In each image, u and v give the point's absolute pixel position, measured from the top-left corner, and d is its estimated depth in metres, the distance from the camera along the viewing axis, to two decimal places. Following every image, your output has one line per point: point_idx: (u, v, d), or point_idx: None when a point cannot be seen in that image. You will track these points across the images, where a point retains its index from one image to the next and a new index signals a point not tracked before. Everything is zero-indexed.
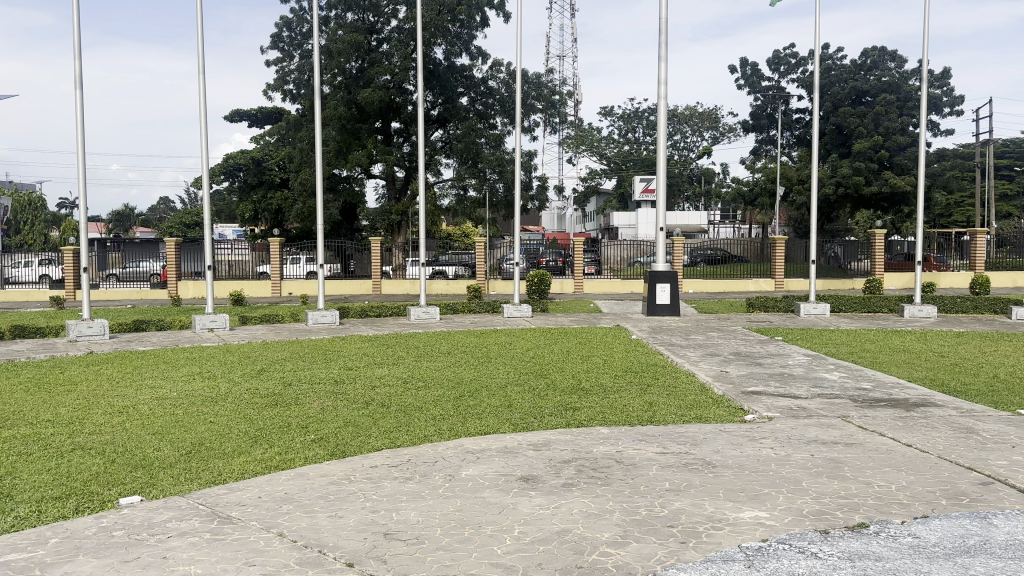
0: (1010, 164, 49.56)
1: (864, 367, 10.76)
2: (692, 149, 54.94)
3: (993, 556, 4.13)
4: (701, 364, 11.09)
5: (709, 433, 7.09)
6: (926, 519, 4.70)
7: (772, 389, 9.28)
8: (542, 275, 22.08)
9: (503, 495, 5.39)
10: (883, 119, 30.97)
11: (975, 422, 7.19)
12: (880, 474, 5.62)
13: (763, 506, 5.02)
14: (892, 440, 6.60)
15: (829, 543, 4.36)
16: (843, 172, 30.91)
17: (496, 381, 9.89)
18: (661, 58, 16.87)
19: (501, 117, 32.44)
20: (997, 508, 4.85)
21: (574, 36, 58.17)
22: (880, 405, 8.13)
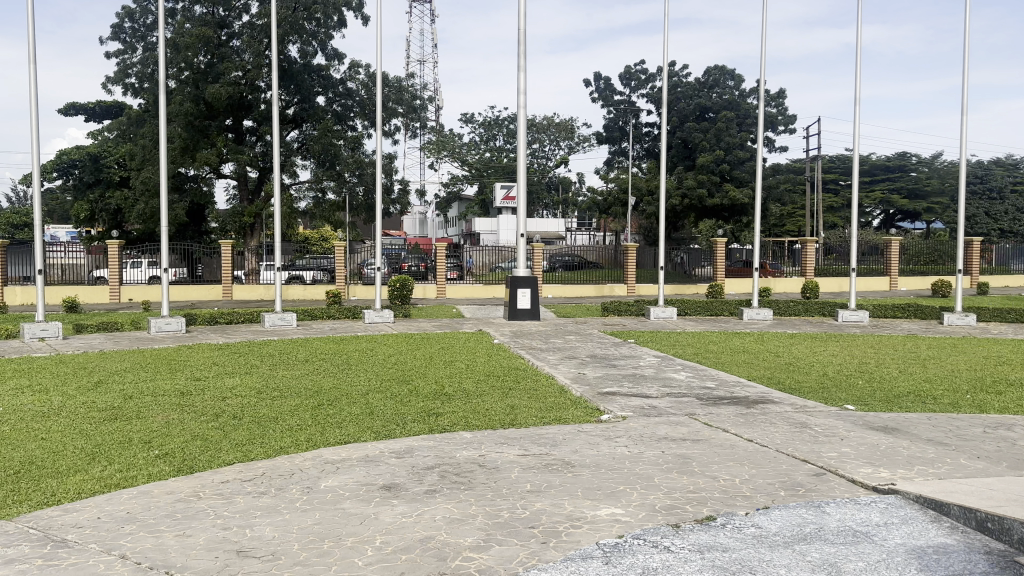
0: (835, 179, 54.22)
1: (709, 367, 11.45)
2: (550, 158, 56.44)
3: (827, 542, 4.48)
4: (560, 367, 11.39)
5: (567, 433, 7.28)
6: (767, 510, 5.03)
7: (626, 389, 9.67)
8: (404, 280, 21.85)
9: (364, 506, 5.27)
10: (724, 135, 33.10)
11: (807, 417, 7.80)
12: (725, 468, 5.98)
13: (619, 503, 5.20)
14: (735, 436, 7.04)
15: (681, 536, 4.59)
16: (688, 185, 32.75)
17: (357, 389, 9.65)
18: (520, 67, 17.18)
19: (361, 120, 31.80)
20: (829, 497, 5.27)
21: (434, 41, 58.08)
22: (724, 402, 8.68)
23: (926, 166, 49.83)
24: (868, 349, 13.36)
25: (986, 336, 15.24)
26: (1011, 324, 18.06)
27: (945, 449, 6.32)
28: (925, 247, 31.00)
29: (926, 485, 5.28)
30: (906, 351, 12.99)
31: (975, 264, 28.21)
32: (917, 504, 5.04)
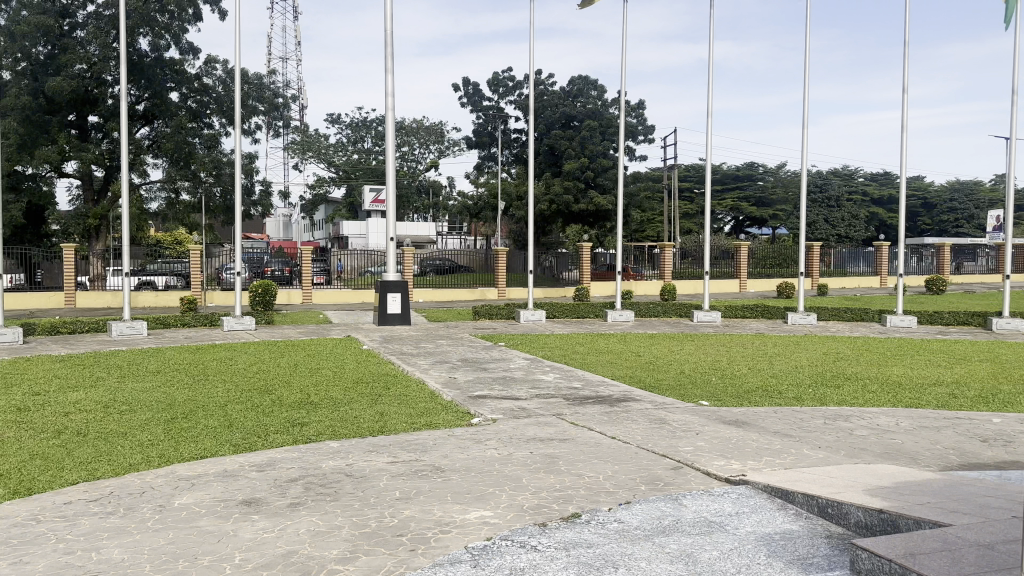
0: (692, 187, 57.12)
1: (575, 368, 11.75)
2: (419, 161, 56.14)
3: (684, 533, 4.69)
4: (430, 371, 11.32)
5: (437, 438, 7.24)
6: (629, 505, 5.21)
7: (496, 392, 9.74)
8: (266, 285, 21.03)
9: (223, 522, 5.02)
10: (588, 143, 34.20)
11: (667, 414, 8.15)
12: (590, 466, 6.14)
13: (488, 506, 5.22)
14: (599, 434, 7.24)
15: (547, 535, 4.66)
16: (555, 191, 33.54)
17: (216, 400, 9.18)
18: (387, 69, 16.98)
19: (219, 118, 30.35)
20: (685, 489, 5.52)
21: (299, 38, 56.43)
22: (589, 402, 8.92)
23: (772, 176, 53.31)
24: (722, 347, 14.15)
25: (825, 333, 16.47)
26: (846, 323, 19.62)
27: (789, 440, 6.76)
28: (771, 251, 33.16)
29: (773, 475, 5.62)
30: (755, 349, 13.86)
31: (815, 267, 30.50)
32: (765, 493, 5.36)
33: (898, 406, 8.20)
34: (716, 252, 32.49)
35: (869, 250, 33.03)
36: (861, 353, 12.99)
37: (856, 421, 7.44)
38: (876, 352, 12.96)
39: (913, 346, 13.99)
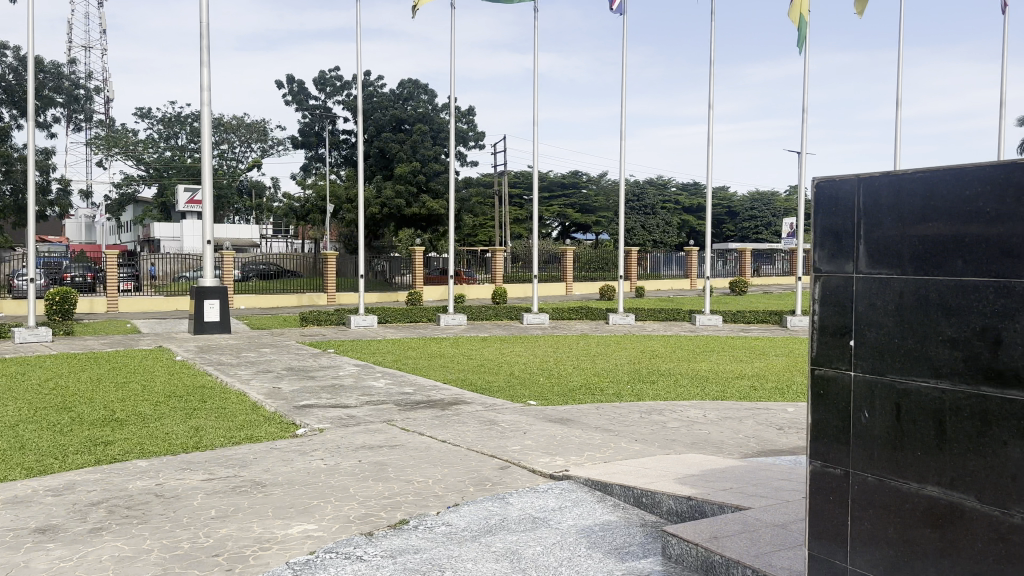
0: (520, 193, 58.49)
1: (406, 372, 11.68)
2: (240, 160, 53.41)
3: (509, 531, 4.78)
4: (253, 382, 10.81)
5: (259, 451, 6.94)
6: (457, 507, 5.24)
7: (323, 400, 9.49)
8: (65, 293, 19.15)
9: (10, 554, 4.50)
10: (420, 147, 34.07)
11: (495, 415, 8.26)
12: (418, 471, 6.10)
13: (312, 518, 5.05)
14: (429, 439, 7.21)
15: (374, 544, 4.59)
16: (387, 195, 33.29)
17: (2, 420, 8.23)
18: (203, 63, 16.07)
19: (8, 109, 27.37)
20: (512, 488, 5.62)
21: (102, 24, 51.93)
22: (419, 407, 8.90)
23: (594, 183, 55.68)
24: (549, 348, 14.63)
25: (643, 332, 17.39)
26: (661, 322, 20.91)
27: (608, 434, 7.12)
28: (596, 255, 34.56)
29: (596, 468, 5.88)
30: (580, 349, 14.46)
31: (633, 271, 32.27)
32: (586, 487, 5.57)
33: (707, 400, 8.78)
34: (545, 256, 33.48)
35: (681, 255, 35.34)
36: (674, 350, 13.91)
37: (668, 414, 7.93)
38: (687, 350, 13.91)
39: (719, 343, 15.14)
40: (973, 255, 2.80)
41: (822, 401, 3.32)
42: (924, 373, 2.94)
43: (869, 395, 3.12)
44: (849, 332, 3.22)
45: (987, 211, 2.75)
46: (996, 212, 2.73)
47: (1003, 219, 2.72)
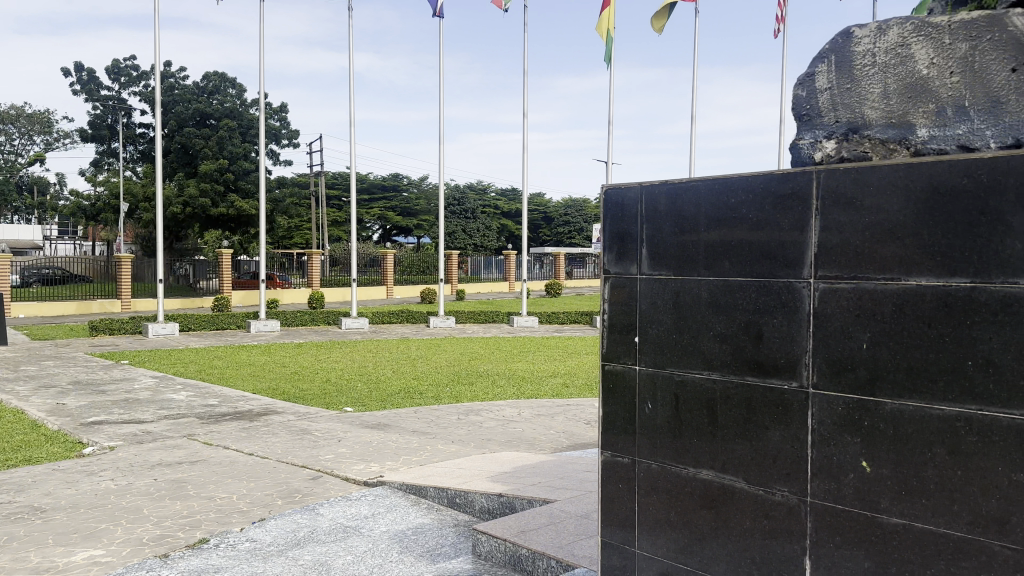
0: None
1: (211, 384, 10.93)
2: (19, 153, 47.79)
3: (319, 542, 4.09)
4: (31, 400, 9.66)
5: (38, 476, 6.24)
6: (262, 521, 4.48)
7: (115, 417, 8.70)
8: None
9: None
10: (227, 143, 28.25)
11: (309, 423, 7.62)
12: (222, 485, 5.35)
13: (99, 544, 4.28)
14: (236, 451, 6.58)
15: (170, 566, 3.87)
16: (189, 192, 27.60)
17: None
18: None
19: None
20: (323, 499, 4.83)
21: None
22: (225, 419, 8.31)
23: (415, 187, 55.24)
24: (366, 353, 14.31)
25: (461, 335, 17.65)
26: (481, 325, 21.05)
27: (424, 438, 6.57)
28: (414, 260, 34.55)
29: (410, 472, 5.11)
30: (398, 353, 14.26)
31: (454, 274, 32.25)
32: (401, 491, 4.84)
33: (521, 398, 9.00)
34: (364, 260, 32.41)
35: (500, 258, 36.20)
36: (490, 351, 14.10)
37: (484, 414, 7.71)
38: (504, 351, 14.14)
39: (534, 344, 15.57)
40: (735, 254, 2.34)
41: (609, 398, 2.71)
42: (689, 368, 2.45)
43: (646, 385, 2.57)
44: (611, 337, 2.70)
45: (750, 213, 2.30)
46: (755, 216, 2.29)
47: (765, 226, 2.27)
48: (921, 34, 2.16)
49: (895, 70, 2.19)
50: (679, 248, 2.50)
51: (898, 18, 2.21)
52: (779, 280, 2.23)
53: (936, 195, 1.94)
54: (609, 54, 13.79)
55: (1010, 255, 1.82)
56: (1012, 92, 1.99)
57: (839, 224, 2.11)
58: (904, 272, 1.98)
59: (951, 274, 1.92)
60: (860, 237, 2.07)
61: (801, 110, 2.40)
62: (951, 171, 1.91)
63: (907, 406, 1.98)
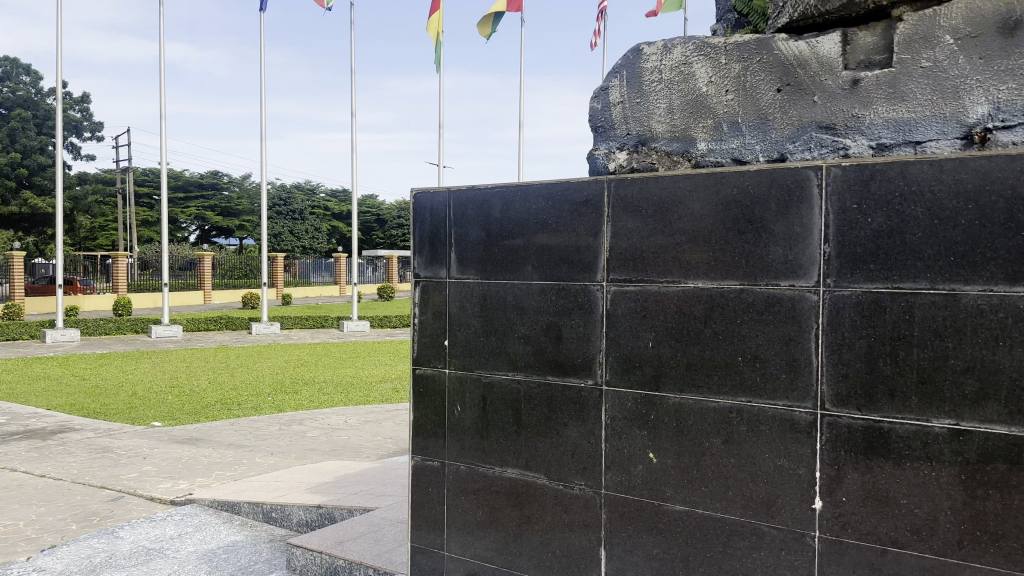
0: None
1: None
2: None
3: (118, 568, 3.76)
4: None
5: None
6: (52, 549, 4.06)
7: None
8: None
9: None
10: (19, 136, 25.46)
11: (112, 440, 6.98)
12: (5, 513, 4.78)
13: None
14: (22, 474, 5.89)
15: None
16: None
17: None
18: None
19: None
20: (125, 520, 4.48)
21: None
22: (13, 439, 7.46)
23: None
24: (182, 363, 13.41)
25: (288, 341, 16.95)
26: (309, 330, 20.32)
27: (242, 451, 6.19)
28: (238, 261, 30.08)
29: (223, 488, 4.86)
30: (218, 361, 13.48)
31: (281, 276, 30.39)
32: (212, 508, 4.58)
33: (349, 405, 8.77)
34: (178, 262, 27.63)
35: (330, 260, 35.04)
36: (317, 357, 13.67)
37: (308, 423, 7.40)
38: (332, 357, 13.76)
39: (364, 348, 15.28)
40: (538, 257, 2.42)
41: (417, 404, 2.70)
42: (495, 368, 2.50)
43: (455, 387, 2.60)
44: (420, 340, 2.70)
45: (547, 220, 2.40)
46: (552, 223, 2.39)
47: (563, 230, 2.37)
48: (700, 53, 2.32)
49: (678, 86, 2.35)
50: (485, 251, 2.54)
51: (681, 37, 2.36)
52: (576, 282, 2.34)
53: (711, 207, 2.12)
54: (439, 57, 13.79)
55: (769, 260, 2.03)
56: (776, 111, 2.19)
57: (628, 231, 2.26)
58: (685, 274, 2.16)
59: (722, 276, 2.10)
60: (645, 242, 2.22)
61: (599, 121, 2.53)
62: (723, 185, 2.09)
63: (687, 400, 2.15)
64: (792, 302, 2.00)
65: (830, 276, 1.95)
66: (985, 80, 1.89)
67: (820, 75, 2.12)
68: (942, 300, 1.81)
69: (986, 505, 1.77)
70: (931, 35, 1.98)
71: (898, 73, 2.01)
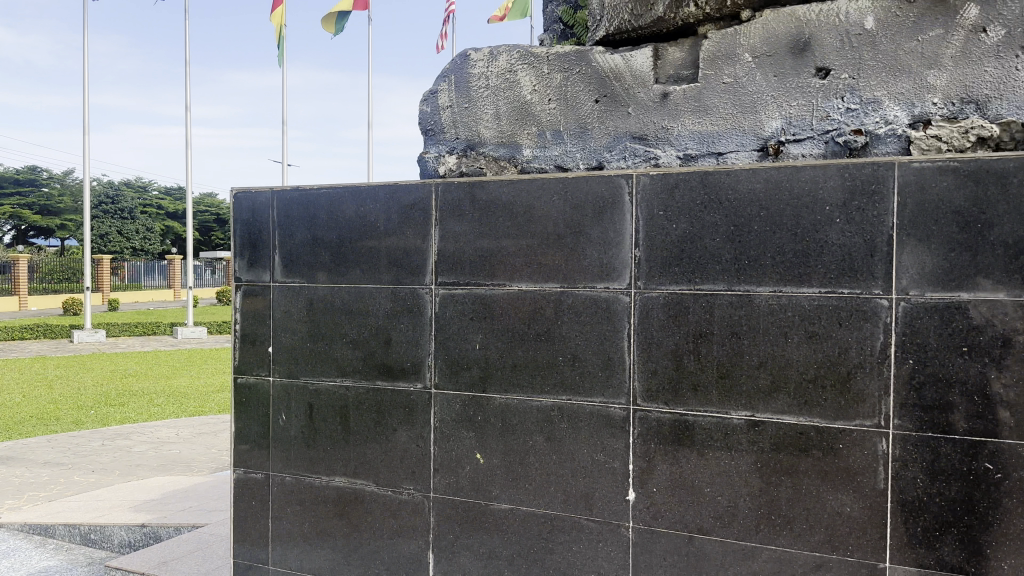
0: None
1: None
2: None
3: None
4: None
5: None
6: None
7: None
8: None
9: None
10: None
11: None
12: None
13: None
14: None
15: None
16: None
17: None
18: None
19: None
20: None
21: None
22: None
23: None
24: None
25: (114, 350, 15.75)
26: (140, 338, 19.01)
27: (60, 470, 5.71)
28: (59, 263, 27.34)
29: (35, 510, 4.47)
30: (34, 373, 12.32)
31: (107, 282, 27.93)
32: (22, 533, 4.19)
33: (182, 416, 8.28)
34: None
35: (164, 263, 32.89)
36: (149, 367, 12.83)
37: (136, 438, 6.93)
38: (165, 366, 12.96)
39: (201, 356, 14.53)
40: (363, 261, 2.39)
41: (241, 414, 2.60)
42: (322, 375, 2.46)
43: (280, 395, 2.52)
44: (242, 347, 2.60)
45: (375, 222, 2.38)
46: (380, 227, 2.36)
47: (390, 234, 2.35)
48: (524, 61, 2.36)
49: (504, 93, 2.38)
50: (309, 254, 2.49)
51: (506, 45, 2.39)
52: (404, 287, 2.33)
53: (533, 212, 2.18)
54: (281, 55, 13.29)
55: (586, 263, 2.12)
56: (595, 120, 2.27)
57: (456, 234, 2.27)
58: (509, 277, 2.21)
59: (544, 279, 2.17)
60: (470, 244, 2.25)
61: (427, 123, 2.52)
62: (545, 190, 2.16)
63: (513, 400, 2.20)
64: (607, 304, 2.10)
65: (640, 278, 2.07)
66: (777, 98, 2.04)
67: (635, 87, 2.21)
68: (738, 300, 1.96)
69: (779, 490, 1.93)
70: (733, 52, 2.10)
71: (702, 88, 2.13)
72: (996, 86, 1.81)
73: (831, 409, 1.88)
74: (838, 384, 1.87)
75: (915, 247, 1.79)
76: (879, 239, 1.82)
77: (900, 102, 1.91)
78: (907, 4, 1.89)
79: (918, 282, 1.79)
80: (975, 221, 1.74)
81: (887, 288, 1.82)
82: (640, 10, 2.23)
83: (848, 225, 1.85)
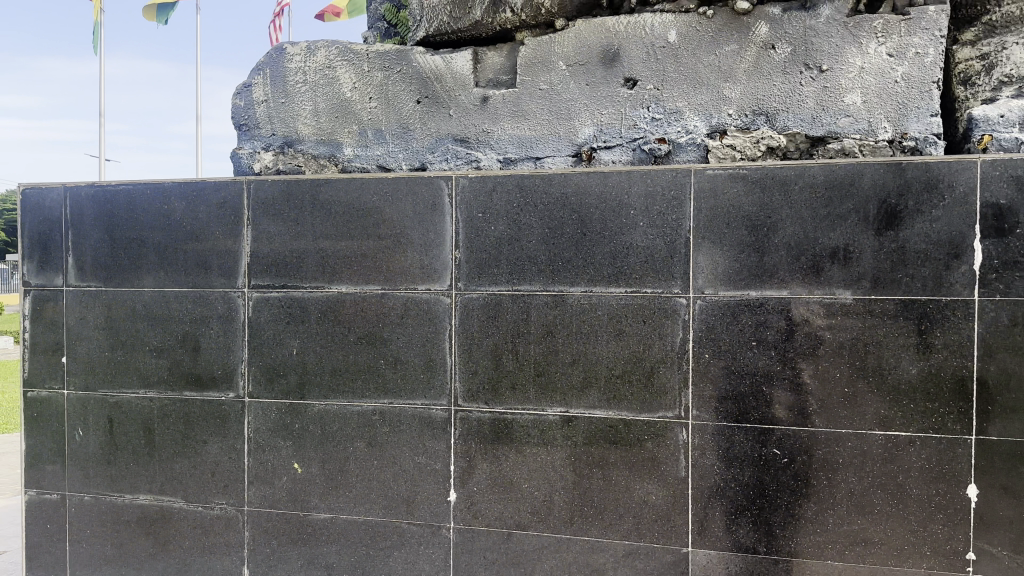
0: None
1: None
2: None
3: None
4: None
5: None
6: None
7: None
8: None
9: None
10: None
11: None
12: None
13: None
14: None
15: None
16: None
17: None
18: None
19: None
20: None
21: None
22: None
23: None
24: None
25: None
26: None
27: None
28: None
29: None
30: None
31: None
32: None
33: None
34: None
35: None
36: None
37: None
38: None
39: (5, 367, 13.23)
40: (169, 263, 2.27)
41: (33, 428, 2.40)
42: (123, 387, 2.32)
43: (77, 409, 2.35)
44: (31, 357, 2.39)
45: (182, 221, 2.26)
46: (188, 228, 2.26)
47: (199, 236, 2.25)
48: (343, 58, 2.28)
49: (323, 89, 2.31)
50: (108, 255, 2.33)
51: (325, 40, 2.30)
52: (215, 290, 2.24)
53: (350, 213, 2.14)
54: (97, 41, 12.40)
55: (407, 265, 2.11)
56: (416, 120, 2.25)
57: (270, 234, 2.19)
58: (327, 279, 2.15)
59: (364, 281, 2.13)
60: (285, 246, 2.18)
61: (241, 118, 2.40)
62: (363, 191, 2.13)
63: (331, 406, 2.15)
64: (428, 305, 2.09)
65: (460, 279, 2.07)
66: (589, 106, 2.10)
67: (455, 90, 2.21)
68: (552, 301, 2.01)
69: (591, 482, 2.01)
70: (549, 59, 2.13)
71: (520, 93, 2.16)
72: (782, 101, 1.95)
73: (638, 403, 1.97)
74: (643, 380, 1.96)
75: (710, 248, 1.92)
76: (679, 241, 1.93)
77: (699, 113, 2.01)
78: (705, 19, 1.99)
79: (712, 282, 1.92)
80: (761, 225, 1.88)
81: (686, 287, 1.94)
82: (459, 12, 2.21)
83: (651, 228, 1.95)
